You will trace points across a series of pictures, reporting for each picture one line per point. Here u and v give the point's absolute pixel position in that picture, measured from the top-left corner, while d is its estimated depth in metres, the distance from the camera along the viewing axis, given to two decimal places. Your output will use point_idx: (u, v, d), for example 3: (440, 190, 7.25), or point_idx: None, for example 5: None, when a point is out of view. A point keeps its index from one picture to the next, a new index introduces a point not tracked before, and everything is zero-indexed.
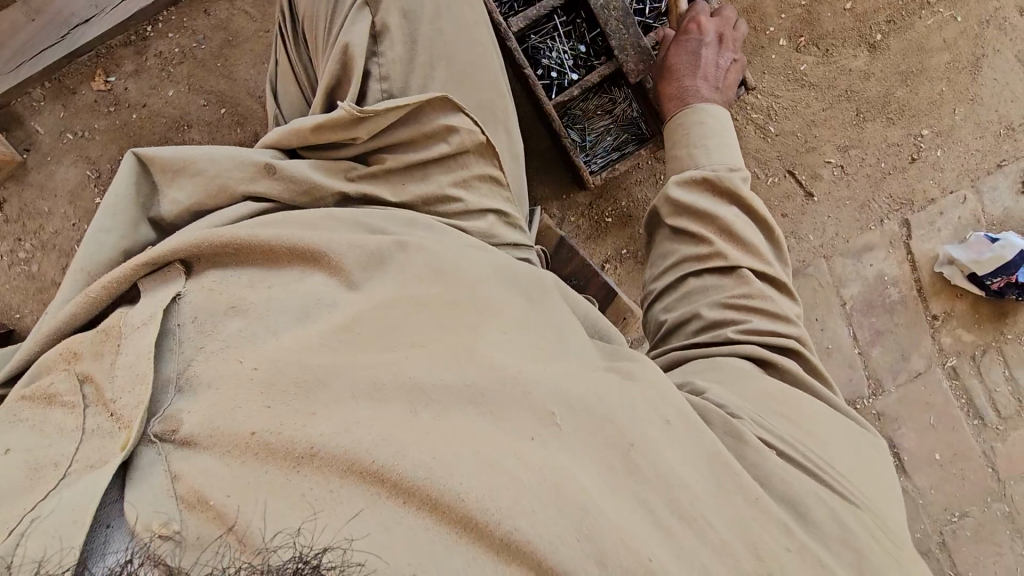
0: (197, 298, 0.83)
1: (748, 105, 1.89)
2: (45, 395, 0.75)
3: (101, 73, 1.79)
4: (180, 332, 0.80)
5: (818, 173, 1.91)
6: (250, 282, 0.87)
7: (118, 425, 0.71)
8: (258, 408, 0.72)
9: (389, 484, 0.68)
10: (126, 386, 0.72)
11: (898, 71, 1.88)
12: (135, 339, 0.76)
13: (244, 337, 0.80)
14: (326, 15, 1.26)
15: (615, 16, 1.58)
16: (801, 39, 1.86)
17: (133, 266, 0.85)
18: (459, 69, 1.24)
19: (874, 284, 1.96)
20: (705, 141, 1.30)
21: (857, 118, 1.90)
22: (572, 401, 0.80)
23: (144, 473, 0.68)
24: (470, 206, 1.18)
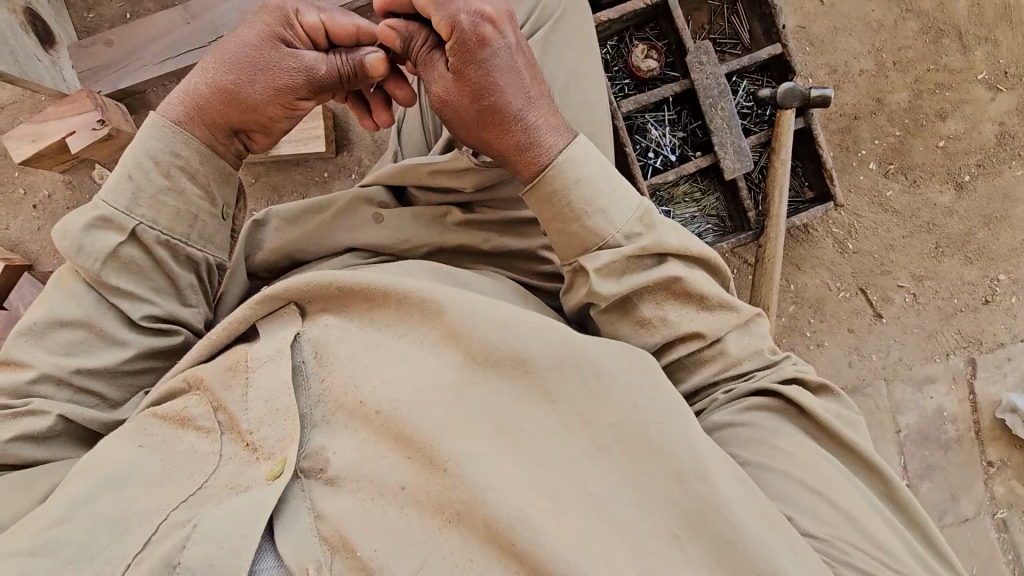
0: (313, 335, 1.08)
1: (829, 219, 1.92)
2: (177, 417, 1.04)
3: None
4: (304, 366, 1.05)
5: (890, 295, 1.93)
6: (358, 331, 1.07)
7: (255, 455, 0.99)
8: (399, 459, 0.95)
9: (520, 562, 0.87)
10: (265, 422, 1.00)
11: (981, 214, 1.92)
12: (266, 374, 1.03)
13: (370, 388, 1.00)
14: None
15: (721, 116, 1.70)
16: (890, 166, 1.91)
17: (255, 308, 1.09)
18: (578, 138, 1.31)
19: (931, 417, 1.94)
20: (602, 198, 1.10)
21: (935, 251, 1.92)
22: (675, 506, 0.93)
23: (290, 507, 0.94)
24: (555, 269, 1.35)
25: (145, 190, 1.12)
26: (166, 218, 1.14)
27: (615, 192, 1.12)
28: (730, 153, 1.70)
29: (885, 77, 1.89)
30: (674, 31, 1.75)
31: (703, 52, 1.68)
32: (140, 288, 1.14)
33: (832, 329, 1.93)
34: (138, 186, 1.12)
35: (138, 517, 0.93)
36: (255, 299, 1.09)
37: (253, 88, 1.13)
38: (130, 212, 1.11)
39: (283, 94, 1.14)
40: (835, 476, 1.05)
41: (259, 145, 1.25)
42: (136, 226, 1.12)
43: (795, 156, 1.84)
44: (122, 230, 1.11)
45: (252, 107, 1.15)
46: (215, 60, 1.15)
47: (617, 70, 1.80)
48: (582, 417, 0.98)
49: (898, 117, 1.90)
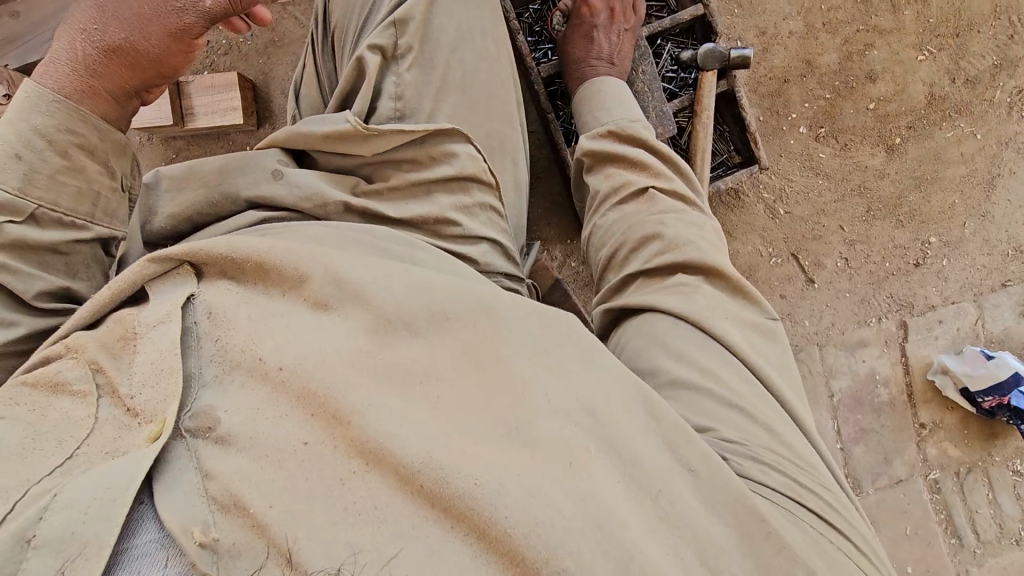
0: (210, 297, 0.94)
1: (760, 184, 1.90)
2: (50, 382, 0.87)
3: None
4: (196, 328, 0.91)
5: (821, 261, 1.92)
6: (247, 298, 0.94)
7: (136, 420, 0.84)
8: (305, 420, 0.84)
9: (443, 509, 0.79)
10: (148, 382, 0.85)
11: (912, 176, 1.90)
12: (154, 335, 0.89)
13: (273, 338, 0.90)
14: (358, 27, 1.25)
15: (642, 79, 1.67)
16: (821, 129, 1.89)
17: (144, 265, 0.95)
18: (477, 97, 1.26)
19: (864, 381, 1.94)
20: (608, 111, 1.43)
21: (867, 214, 1.91)
22: (603, 444, 0.88)
23: (172, 468, 0.80)
24: (466, 232, 1.22)
25: (39, 171, 1.03)
26: (68, 200, 1.06)
27: (631, 119, 1.39)
28: (652, 117, 1.67)
29: (815, 39, 1.87)
30: None
31: None
32: (29, 267, 1.02)
33: (764, 296, 1.92)
34: (29, 167, 1.02)
35: None
36: (137, 263, 0.95)
37: (150, 41, 1.10)
38: (27, 194, 1.01)
39: (178, 38, 1.11)
40: (767, 410, 1.04)
41: (156, 96, 1.21)
42: (35, 210, 1.02)
43: (723, 120, 1.81)
44: (18, 214, 1.01)
45: (160, 61, 1.13)
46: (89, 22, 1.09)
47: (540, 35, 1.76)
48: (490, 363, 0.90)
49: (828, 78, 1.88)
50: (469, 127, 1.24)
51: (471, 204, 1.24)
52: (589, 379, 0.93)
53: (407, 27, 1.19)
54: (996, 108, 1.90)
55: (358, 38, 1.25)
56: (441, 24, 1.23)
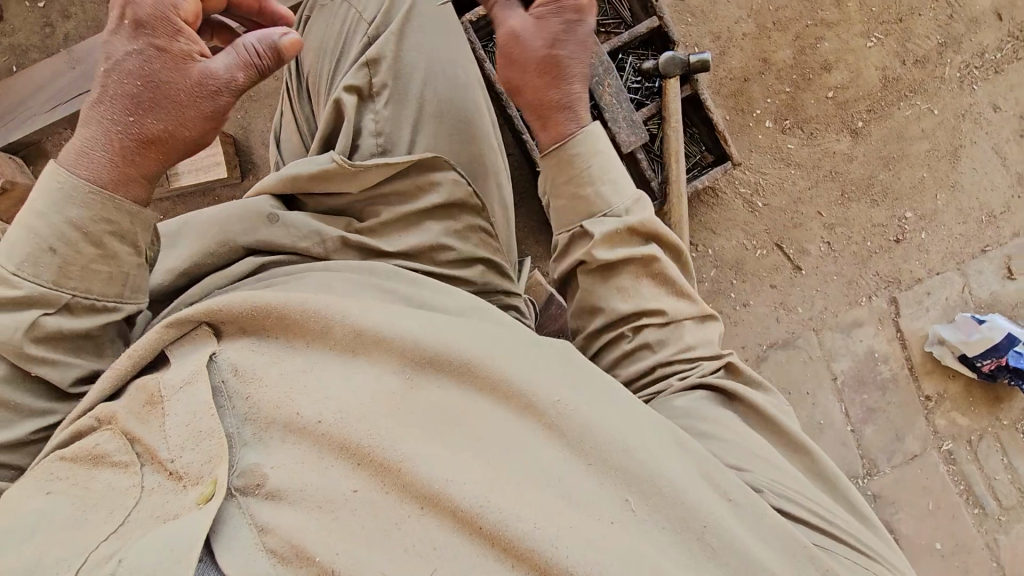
0: (234, 355, 0.92)
1: (735, 180, 1.96)
2: (90, 454, 0.87)
3: None
4: (225, 386, 0.89)
5: (805, 247, 1.96)
6: (272, 351, 0.92)
7: (180, 483, 0.84)
8: (346, 467, 0.83)
9: (501, 549, 0.78)
10: (189, 445, 0.84)
11: (880, 157, 1.97)
12: (180, 401, 0.86)
13: (301, 390, 0.87)
14: (331, 70, 1.29)
15: (609, 92, 1.74)
16: (786, 122, 1.96)
17: (163, 329, 0.93)
18: (453, 122, 1.28)
19: (864, 360, 1.96)
20: (615, 170, 1.13)
21: (842, 198, 1.97)
22: (644, 483, 0.85)
23: (228, 528, 0.80)
24: (461, 256, 1.26)
25: (70, 263, 0.97)
26: (98, 284, 1.00)
27: (638, 201, 1.14)
28: (624, 127, 1.73)
29: (768, 38, 1.95)
30: None
31: None
32: (65, 356, 1.00)
33: (755, 288, 1.96)
34: (61, 260, 0.96)
35: (55, 569, 0.77)
36: (155, 329, 0.93)
37: None
38: (62, 284, 0.97)
39: None
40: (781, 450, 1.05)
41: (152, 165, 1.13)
42: (67, 299, 0.98)
43: (691, 124, 1.87)
44: (51, 305, 0.97)
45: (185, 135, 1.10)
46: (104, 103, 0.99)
47: None
48: (523, 402, 0.88)
49: (785, 73, 1.95)
50: (451, 152, 1.28)
51: (461, 227, 1.27)
52: (624, 416, 0.89)
53: (379, 65, 1.24)
54: (948, 83, 1.98)
55: (331, 81, 1.29)
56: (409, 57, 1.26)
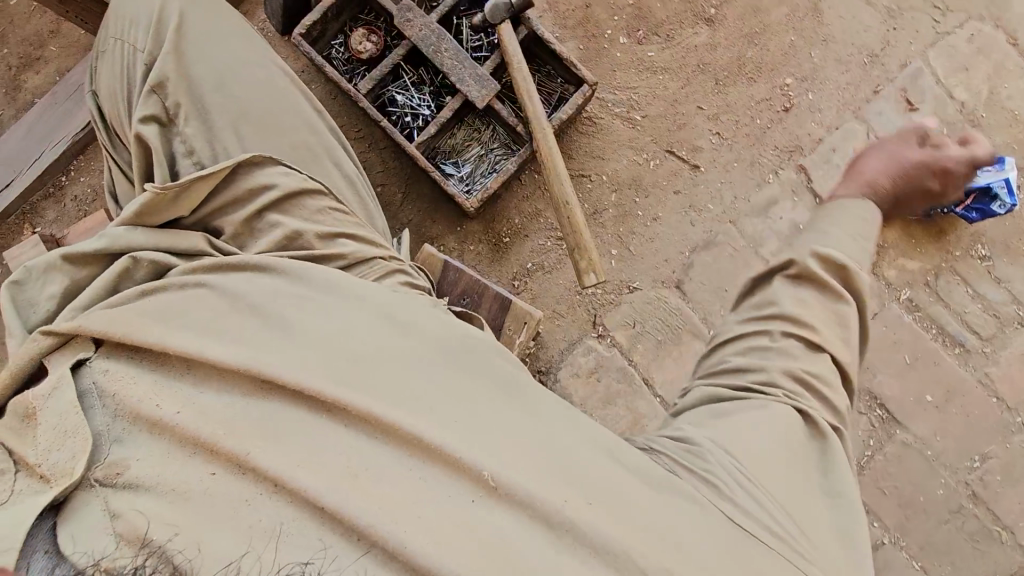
0: (105, 363, 0.89)
1: (607, 102, 1.95)
2: None
3: (29, 225, 2.00)
4: (96, 388, 0.86)
5: (697, 145, 1.94)
6: (135, 355, 0.90)
7: (41, 485, 0.79)
8: (203, 457, 0.81)
9: (346, 525, 0.77)
10: (58, 444, 0.80)
11: (742, 36, 1.95)
12: (51, 405, 0.84)
13: (171, 388, 0.86)
14: (129, 104, 1.25)
15: (447, 56, 1.75)
16: (639, 32, 1.95)
17: (42, 338, 0.91)
18: (269, 119, 1.28)
19: (791, 236, 1.91)
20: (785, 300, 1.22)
21: (718, 86, 1.94)
22: (517, 436, 0.87)
23: (80, 522, 0.76)
24: (322, 238, 1.20)
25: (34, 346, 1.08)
26: None
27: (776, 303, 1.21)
28: (471, 84, 1.75)
29: None
30: (379, 6, 1.82)
31: (406, 9, 1.75)
32: None
33: (660, 199, 1.93)
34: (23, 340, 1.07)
35: None
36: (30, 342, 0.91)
37: None
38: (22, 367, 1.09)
39: None
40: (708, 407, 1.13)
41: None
42: None
43: (543, 64, 1.88)
44: None
45: None
46: None
47: (349, 62, 1.88)
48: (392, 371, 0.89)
49: None
50: (275, 147, 1.27)
51: (309, 212, 1.21)
52: (497, 384, 0.93)
53: (167, 86, 1.22)
54: None
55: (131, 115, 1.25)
56: (204, 70, 1.25)
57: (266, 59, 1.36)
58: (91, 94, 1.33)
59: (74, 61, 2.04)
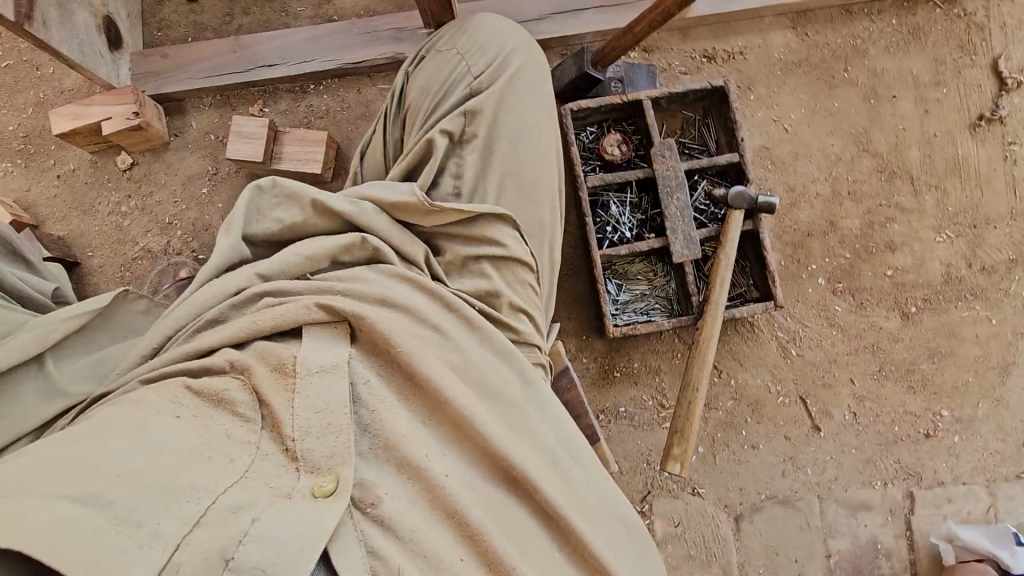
0: (361, 368, 1.08)
1: (775, 322, 1.97)
2: (214, 396, 1.02)
3: (259, 104, 2.19)
4: (354, 386, 1.06)
5: (830, 410, 1.93)
6: (387, 379, 1.10)
7: (298, 465, 0.96)
8: (433, 506, 1.02)
9: None
10: (323, 431, 0.98)
11: (927, 347, 1.95)
12: (315, 383, 1.02)
13: (412, 428, 1.06)
14: (434, 107, 1.44)
15: (675, 204, 1.85)
16: (839, 285, 1.99)
17: (314, 309, 1.11)
18: (526, 184, 1.41)
19: (863, 547, 1.85)
20: None
21: (879, 374, 1.94)
22: None
23: (341, 526, 0.92)
24: (508, 305, 1.33)
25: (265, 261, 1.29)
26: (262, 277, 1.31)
27: None
28: (679, 238, 1.83)
29: (839, 204, 2.04)
30: (645, 127, 1.95)
31: (666, 147, 1.87)
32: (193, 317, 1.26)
33: (768, 433, 1.91)
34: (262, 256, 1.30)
35: (187, 496, 0.87)
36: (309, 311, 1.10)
37: None
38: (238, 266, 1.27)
39: None
40: None
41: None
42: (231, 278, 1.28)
43: (744, 257, 1.93)
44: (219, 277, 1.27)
45: None
46: None
47: (590, 153, 2.00)
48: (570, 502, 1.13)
49: (849, 241, 2.02)
50: (517, 209, 1.40)
51: (513, 279, 1.35)
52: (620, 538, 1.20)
53: (475, 117, 1.39)
54: (1011, 299, 1.98)
55: (430, 116, 1.43)
56: (507, 121, 1.41)
57: (555, 135, 1.50)
58: (406, 78, 1.55)
59: (382, 6, 2.25)
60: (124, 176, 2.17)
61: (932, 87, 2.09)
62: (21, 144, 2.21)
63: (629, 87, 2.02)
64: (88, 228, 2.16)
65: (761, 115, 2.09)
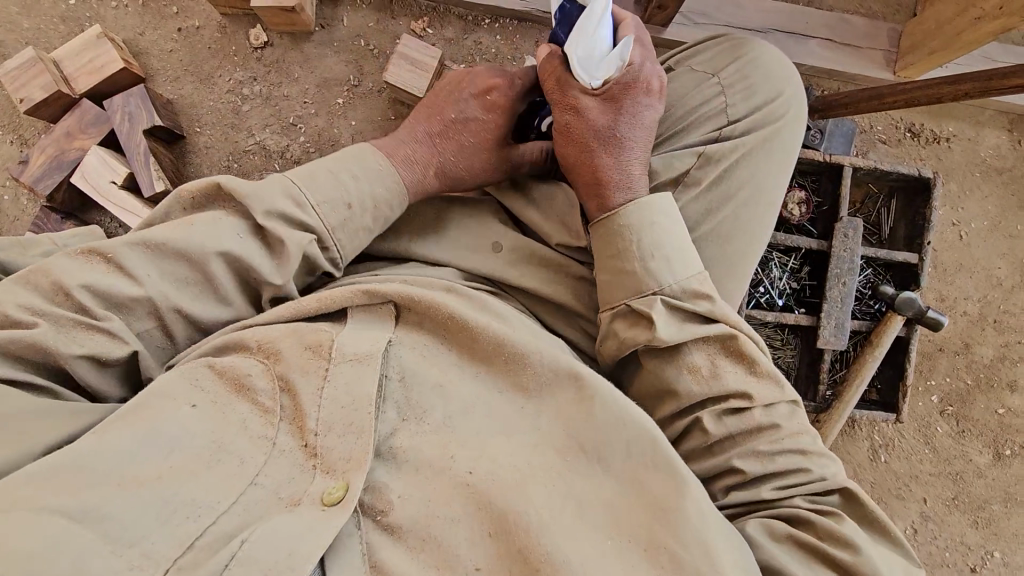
0: (403, 356, 0.96)
1: (876, 426, 1.97)
2: (235, 380, 0.90)
3: (424, 22, 1.93)
4: (387, 381, 0.93)
5: (894, 521, 1.96)
6: (434, 365, 0.98)
7: (314, 467, 0.84)
8: (473, 525, 0.84)
9: None
10: (338, 435, 0.85)
11: (1003, 490, 1.97)
12: (344, 374, 0.89)
13: (447, 428, 0.92)
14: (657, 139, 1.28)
15: (839, 289, 1.74)
16: (948, 407, 1.97)
17: (355, 294, 0.99)
18: (733, 251, 1.26)
19: None
20: None
21: (950, 501, 1.97)
22: None
23: (343, 546, 0.80)
24: None
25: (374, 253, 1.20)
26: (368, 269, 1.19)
27: None
28: (830, 325, 1.74)
29: (981, 329, 1.97)
30: (834, 195, 1.81)
31: (852, 226, 1.73)
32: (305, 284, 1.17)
33: None
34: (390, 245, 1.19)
35: (189, 507, 0.76)
36: (349, 292, 0.99)
37: None
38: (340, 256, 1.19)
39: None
40: None
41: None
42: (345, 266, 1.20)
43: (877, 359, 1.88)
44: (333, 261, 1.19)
45: None
46: None
47: None
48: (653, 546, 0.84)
49: (974, 368, 1.97)
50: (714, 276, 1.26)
51: None
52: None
53: (709, 164, 1.24)
54: None
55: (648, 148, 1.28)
56: (737, 177, 1.25)
57: (779, 197, 1.32)
58: None
59: None
60: (254, 54, 1.91)
61: None
62: None
63: (823, 143, 1.87)
64: (202, 99, 1.91)
65: (942, 214, 1.96)
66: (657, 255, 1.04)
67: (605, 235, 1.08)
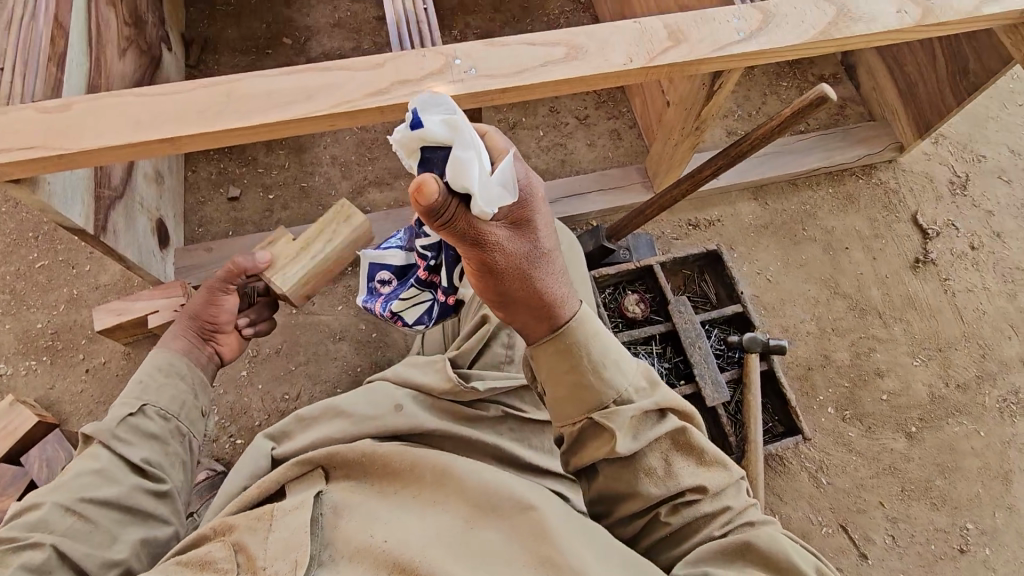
0: (335, 495, 1.09)
1: (802, 453, 2.13)
2: (198, 559, 1.02)
3: None
4: (322, 516, 1.05)
5: (871, 536, 2.04)
6: (365, 492, 1.10)
7: None
8: None
9: None
10: (278, 556, 0.97)
11: (935, 463, 2.15)
12: (284, 518, 1.02)
13: (378, 522, 1.03)
14: None
15: (698, 352, 2.07)
16: (847, 412, 2.21)
17: (289, 468, 1.14)
18: None
19: None
20: None
21: (903, 494, 2.10)
22: None
23: None
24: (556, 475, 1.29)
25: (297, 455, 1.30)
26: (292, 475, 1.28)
27: None
28: (708, 384, 2.02)
29: (828, 339, 2.34)
30: (658, 287, 2.24)
31: (682, 304, 2.13)
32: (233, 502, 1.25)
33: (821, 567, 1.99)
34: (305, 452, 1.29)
35: None
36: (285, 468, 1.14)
37: None
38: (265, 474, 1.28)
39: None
40: None
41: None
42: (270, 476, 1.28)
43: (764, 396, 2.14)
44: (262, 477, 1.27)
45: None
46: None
47: (613, 312, 2.25)
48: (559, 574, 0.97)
49: (844, 371, 2.29)
50: None
51: None
52: None
53: None
54: (990, 412, 2.26)
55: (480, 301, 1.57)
56: None
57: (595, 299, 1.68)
58: None
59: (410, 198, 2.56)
60: None
61: (874, 238, 2.54)
62: (49, 340, 2.20)
63: (634, 254, 2.36)
64: None
65: (747, 269, 2.46)
66: (607, 360, 1.08)
67: (556, 352, 1.06)
